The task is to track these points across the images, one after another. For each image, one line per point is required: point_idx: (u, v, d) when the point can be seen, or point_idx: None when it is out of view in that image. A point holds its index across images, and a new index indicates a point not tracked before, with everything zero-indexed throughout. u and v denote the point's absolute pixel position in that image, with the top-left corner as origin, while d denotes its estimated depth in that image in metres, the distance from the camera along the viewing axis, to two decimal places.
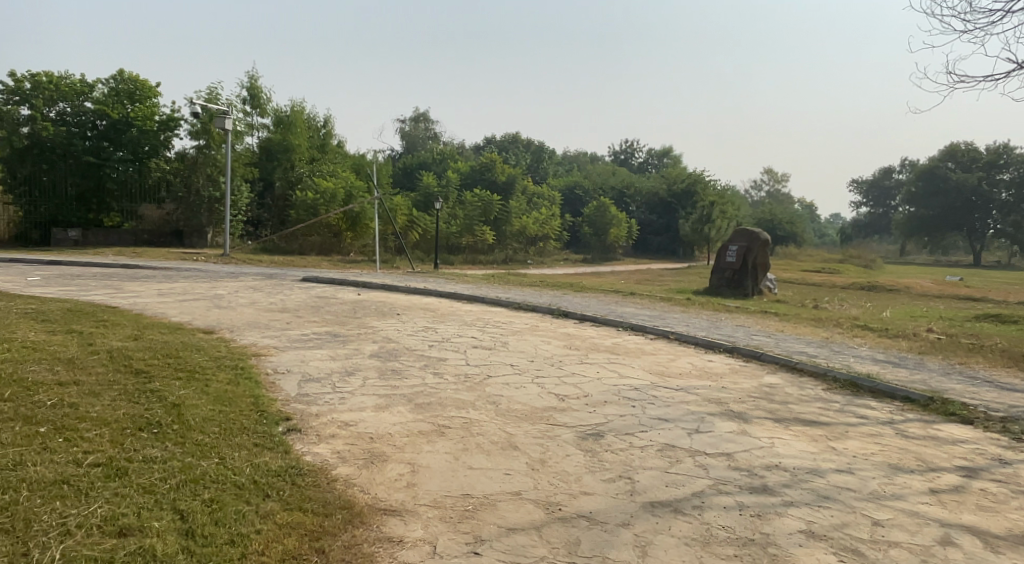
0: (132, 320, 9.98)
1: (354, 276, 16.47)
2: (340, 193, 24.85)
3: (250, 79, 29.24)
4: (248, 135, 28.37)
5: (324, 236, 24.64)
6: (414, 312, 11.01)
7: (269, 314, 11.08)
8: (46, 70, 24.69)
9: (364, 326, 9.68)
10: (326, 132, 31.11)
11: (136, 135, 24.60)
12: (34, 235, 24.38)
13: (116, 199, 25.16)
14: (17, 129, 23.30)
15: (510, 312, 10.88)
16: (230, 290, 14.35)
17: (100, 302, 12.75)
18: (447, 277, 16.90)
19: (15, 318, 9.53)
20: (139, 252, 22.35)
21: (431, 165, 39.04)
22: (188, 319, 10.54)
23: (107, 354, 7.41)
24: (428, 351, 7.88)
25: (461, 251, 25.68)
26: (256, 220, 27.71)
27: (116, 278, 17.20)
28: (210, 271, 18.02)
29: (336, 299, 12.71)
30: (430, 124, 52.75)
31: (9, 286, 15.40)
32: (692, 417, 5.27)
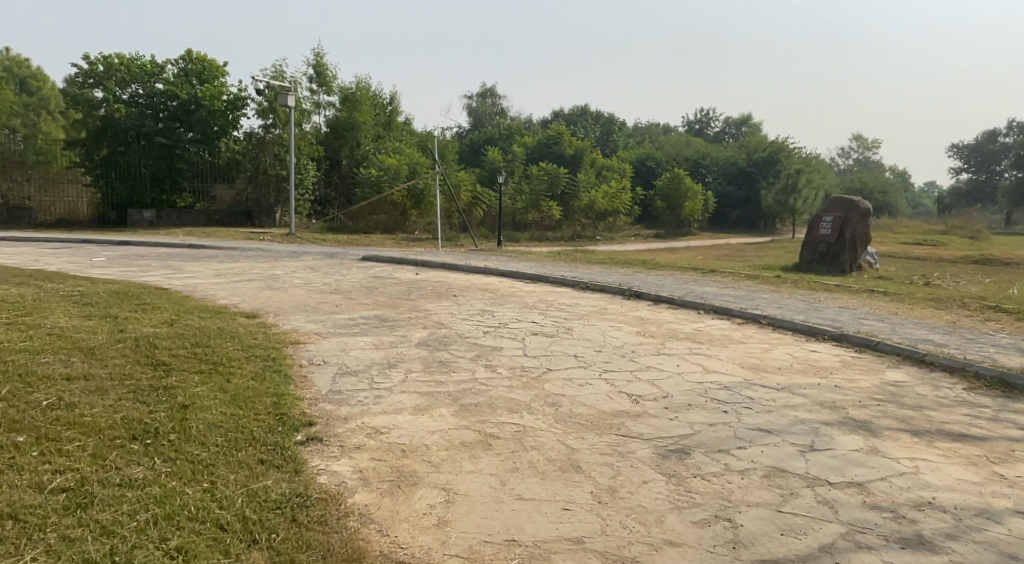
0: (175, 302, 9.42)
1: (415, 255, 15.70)
2: (404, 168, 24.17)
3: (315, 57, 28.77)
4: (315, 114, 27.90)
5: (389, 213, 24.04)
6: (472, 293, 10.12)
7: (320, 294, 10.35)
8: (119, 52, 24.96)
9: (415, 310, 8.82)
10: (393, 109, 30.49)
11: (206, 116, 24.23)
12: (112, 216, 24.51)
13: (189, 179, 24.94)
14: (92, 110, 23.84)
15: (576, 293, 9.86)
16: (286, 269, 13.78)
17: (153, 282, 12.30)
18: (512, 254, 15.95)
19: (57, 304, 9.08)
20: (207, 232, 22.21)
21: (498, 141, 38.02)
22: (233, 300, 9.93)
23: (133, 343, 6.78)
24: (483, 340, 6.96)
25: (527, 227, 24.77)
26: (323, 199, 27.66)
27: (178, 258, 16.90)
28: (273, 249, 17.58)
29: (393, 279, 11.93)
30: (498, 99, 51.58)
31: (73, 267, 15.24)
32: (803, 428, 4.19)
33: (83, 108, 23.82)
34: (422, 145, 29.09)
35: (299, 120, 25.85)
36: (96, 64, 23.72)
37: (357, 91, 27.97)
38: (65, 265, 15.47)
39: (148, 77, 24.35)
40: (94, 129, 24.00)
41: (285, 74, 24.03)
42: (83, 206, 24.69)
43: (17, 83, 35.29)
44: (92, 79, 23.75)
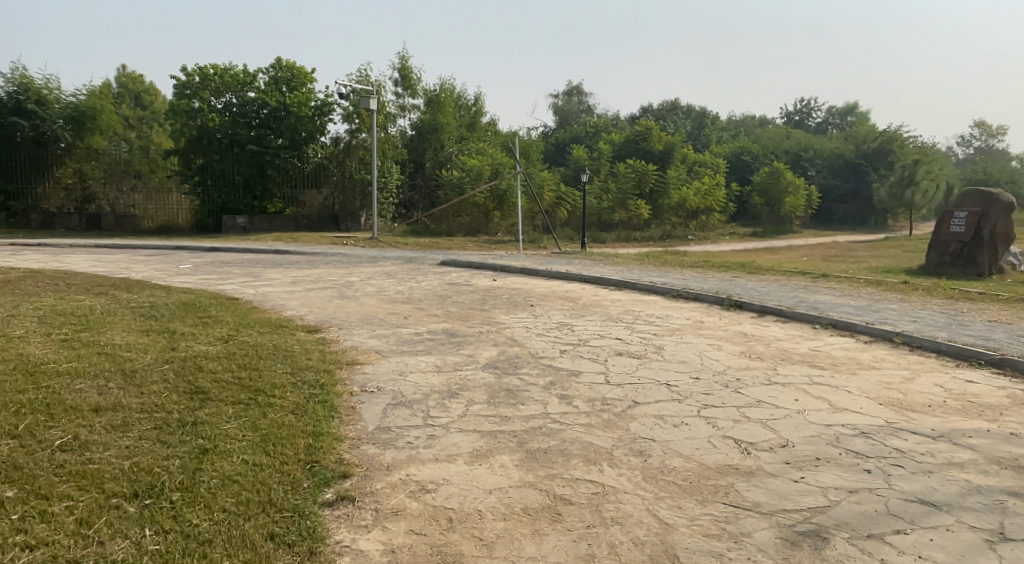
0: (240, 314, 8.90)
1: (495, 259, 14.92)
2: (487, 169, 23.56)
3: (400, 60, 28.52)
4: (399, 118, 27.64)
5: (472, 215, 23.47)
6: (552, 303, 9.21)
7: (390, 303, 9.66)
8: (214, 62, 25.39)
9: (487, 322, 7.99)
10: (477, 110, 30.01)
11: (293, 122, 24.33)
12: (209, 222, 24.96)
13: (279, 185, 25.01)
14: (190, 120, 24.52)
15: (668, 302, 8.81)
16: (361, 276, 13.25)
17: (226, 289, 11.93)
18: (598, 258, 14.93)
19: (120, 318, 8.67)
20: (293, 236, 22.17)
21: (584, 139, 37.01)
22: (299, 310, 9.37)
23: (179, 364, 6.19)
24: (560, 361, 6.07)
25: (613, 228, 23.77)
26: (407, 202, 26.98)
27: (262, 260, 16.66)
28: (353, 254, 17.21)
29: (468, 286, 11.16)
30: (584, 97, 50.45)
31: (158, 271, 15.24)
32: (981, 505, 3.13)
33: (182, 118, 24.49)
34: (506, 144, 28.37)
35: (385, 123, 25.59)
36: (192, 75, 24.18)
37: (441, 94, 27.54)
38: (152, 269, 15.50)
39: (241, 86, 24.65)
40: (191, 137, 24.53)
41: (369, 78, 23.82)
42: (183, 213, 25.29)
43: (129, 98, 36.90)
44: (189, 90, 24.24)
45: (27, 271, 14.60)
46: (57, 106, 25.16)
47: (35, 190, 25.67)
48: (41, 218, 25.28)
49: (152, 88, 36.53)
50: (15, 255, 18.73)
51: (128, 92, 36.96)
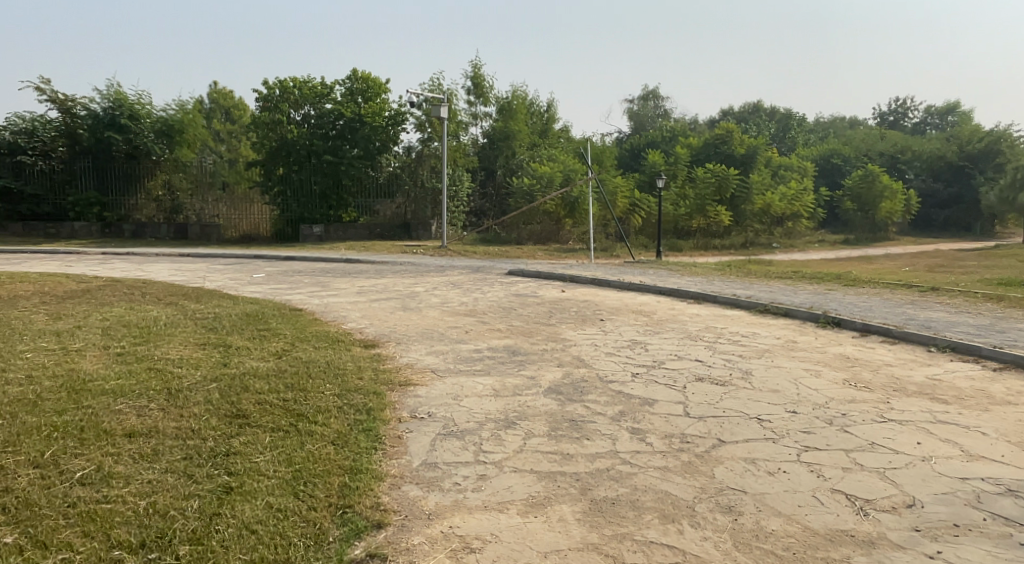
0: (300, 326, 8.52)
1: (565, 269, 14.35)
2: (558, 176, 23.03)
3: (473, 68, 28.30)
4: (471, 126, 27.42)
5: (543, 223, 23.04)
6: (624, 317, 8.58)
7: (452, 316, 9.21)
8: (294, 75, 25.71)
9: (554, 339, 7.43)
10: (549, 116, 29.53)
11: (368, 132, 24.42)
12: (287, 231, 25.24)
13: (354, 195, 25.05)
14: (271, 132, 24.89)
15: (753, 319, 8.07)
16: (427, 285, 12.90)
17: (292, 298, 11.73)
18: (675, 267, 14.15)
19: (178, 328, 8.46)
20: (365, 245, 22.12)
21: (660, 145, 36.07)
22: (360, 323, 9.01)
23: (225, 382, 5.79)
24: (632, 387, 5.47)
25: (691, 235, 22.82)
26: (478, 210, 26.67)
27: (333, 268, 16.54)
28: (421, 263, 16.94)
29: (535, 298, 10.63)
30: (661, 101, 49.35)
31: (232, 277, 15.30)
32: None
33: (263, 130, 24.91)
34: (578, 151, 27.73)
35: (457, 131, 25.34)
36: (272, 88, 24.57)
37: (513, 101, 27.18)
38: (226, 276, 15.58)
39: (319, 98, 24.89)
40: (271, 149, 24.93)
41: (441, 87, 23.64)
42: (265, 223, 25.77)
43: (219, 114, 38.19)
44: (270, 103, 24.62)
45: (106, 278, 14.86)
46: (148, 121, 26.41)
47: (128, 201, 26.68)
48: (132, 228, 26.22)
49: (239, 101, 37.74)
50: (101, 264, 19.28)
51: (217, 109, 38.19)
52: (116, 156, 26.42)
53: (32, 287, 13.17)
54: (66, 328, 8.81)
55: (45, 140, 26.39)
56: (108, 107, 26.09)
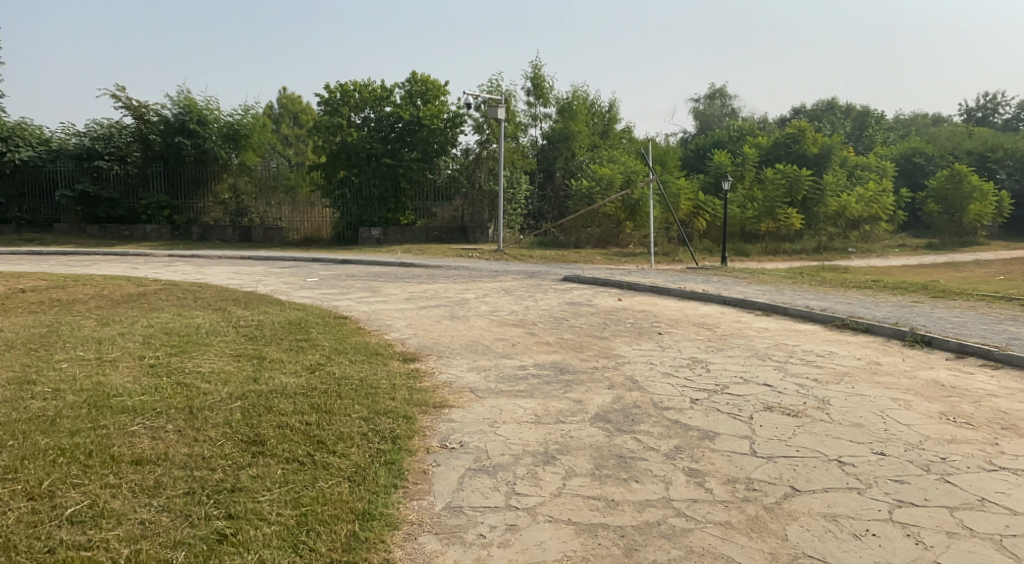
0: (341, 336, 8.10)
1: (624, 275, 13.75)
2: (618, 177, 22.33)
3: (533, 68, 27.78)
4: (531, 127, 26.92)
5: (602, 225, 22.46)
6: (684, 331, 7.98)
7: (501, 326, 8.76)
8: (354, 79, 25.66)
9: (606, 354, 6.91)
10: (612, 117, 28.78)
11: (426, 135, 24.19)
12: (347, 234, 25.22)
13: (411, 198, 24.83)
14: (331, 136, 24.88)
15: (828, 338, 7.40)
16: (478, 291, 12.52)
17: (341, 303, 11.48)
18: (742, 274, 13.38)
19: (218, 334, 8.20)
20: (421, 248, 21.87)
21: (727, 144, 34.91)
22: (403, 332, 8.62)
23: (249, 401, 5.39)
24: (690, 417, 4.92)
25: (760, 239, 21.73)
26: (536, 213, 26.21)
27: (388, 271, 16.29)
28: (476, 267, 16.58)
29: (590, 307, 10.09)
30: (728, 100, 47.89)
31: (287, 280, 15.22)
32: None
33: (323, 134, 24.92)
34: (640, 151, 26.90)
35: (515, 133, 24.83)
36: (333, 92, 24.61)
37: (574, 101, 26.54)
38: (281, 278, 15.52)
39: (378, 101, 24.79)
40: (331, 152, 24.93)
41: (499, 87, 23.23)
42: (326, 226, 25.64)
43: (288, 119, 38.77)
44: (331, 106, 24.61)
45: (164, 279, 14.97)
46: (215, 125, 26.82)
47: (195, 204, 27.25)
48: (199, 231, 26.74)
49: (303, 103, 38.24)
50: (164, 265, 19.58)
51: (284, 115, 38.77)
52: (185, 160, 27.01)
53: (91, 288, 13.29)
54: (110, 331, 8.60)
55: (122, 147, 27.52)
56: (178, 113, 26.55)
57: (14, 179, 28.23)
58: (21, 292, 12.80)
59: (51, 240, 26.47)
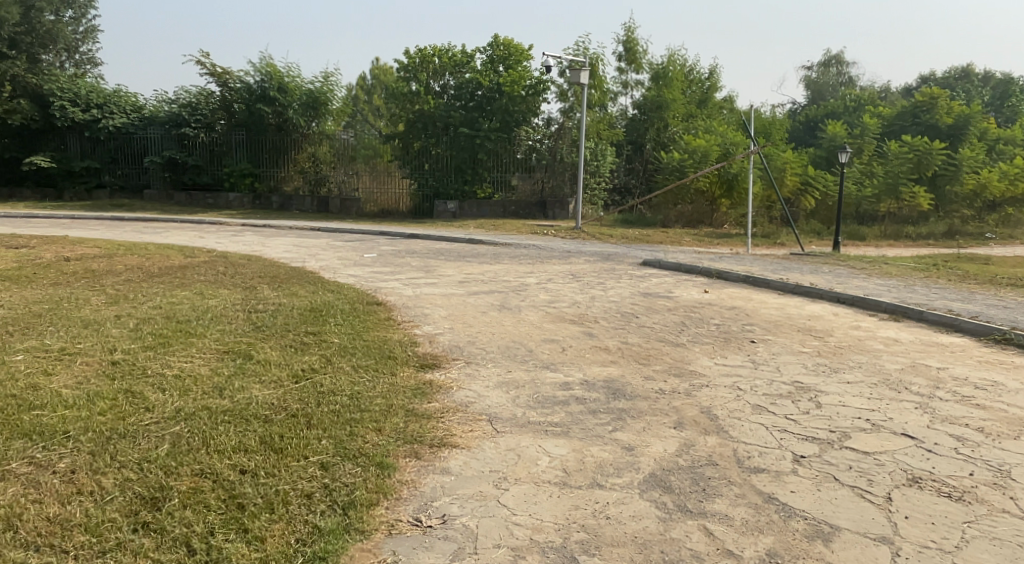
0: (359, 330, 6.72)
1: (715, 261, 12.01)
2: (714, 149, 20.22)
3: (625, 31, 25.68)
4: (621, 95, 24.98)
5: (695, 203, 20.66)
6: (784, 341, 6.30)
7: (555, 325, 7.29)
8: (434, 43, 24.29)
9: (678, 372, 5.37)
10: (711, 85, 26.47)
11: (506, 103, 22.51)
12: (424, 207, 24.08)
13: (489, 169, 23.31)
14: (408, 104, 23.70)
15: (985, 361, 5.59)
16: (542, 277, 11.12)
17: (387, 285, 10.27)
18: (858, 262, 11.38)
19: (217, 321, 7.00)
20: (496, 223, 20.58)
21: (841, 116, 31.88)
22: (438, 326, 7.29)
23: (190, 426, 4.07)
24: (792, 494, 3.31)
25: (878, 221, 19.45)
26: (622, 187, 24.45)
27: (454, 248, 15.00)
28: (549, 246, 15.11)
29: (668, 303, 8.49)
30: (845, 67, 44.15)
31: (345, 254, 14.18)
32: None
33: (401, 102, 23.75)
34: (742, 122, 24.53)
35: (603, 100, 22.92)
36: (412, 58, 23.40)
37: (669, 66, 24.35)
38: (339, 252, 14.53)
39: (458, 67, 23.38)
40: (408, 121, 23.75)
41: (585, 52, 21.46)
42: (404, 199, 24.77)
43: (378, 88, 38.13)
44: (409, 72, 23.44)
45: (219, 250, 14.20)
46: (296, 92, 26.05)
47: (277, 172, 26.65)
48: (280, 200, 26.17)
49: (390, 71, 37.28)
50: (233, 234, 18.98)
51: (372, 85, 38.03)
52: (267, 129, 26.45)
53: (137, 258, 12.59)
54: (111, 311, 7.52)
55: (208, 114, 27.32)
56: (260, 81, 26.02)
57: (107, 146, 28.59)
58: (65, 259, 12.21)
59: (138, 206, 26.62)
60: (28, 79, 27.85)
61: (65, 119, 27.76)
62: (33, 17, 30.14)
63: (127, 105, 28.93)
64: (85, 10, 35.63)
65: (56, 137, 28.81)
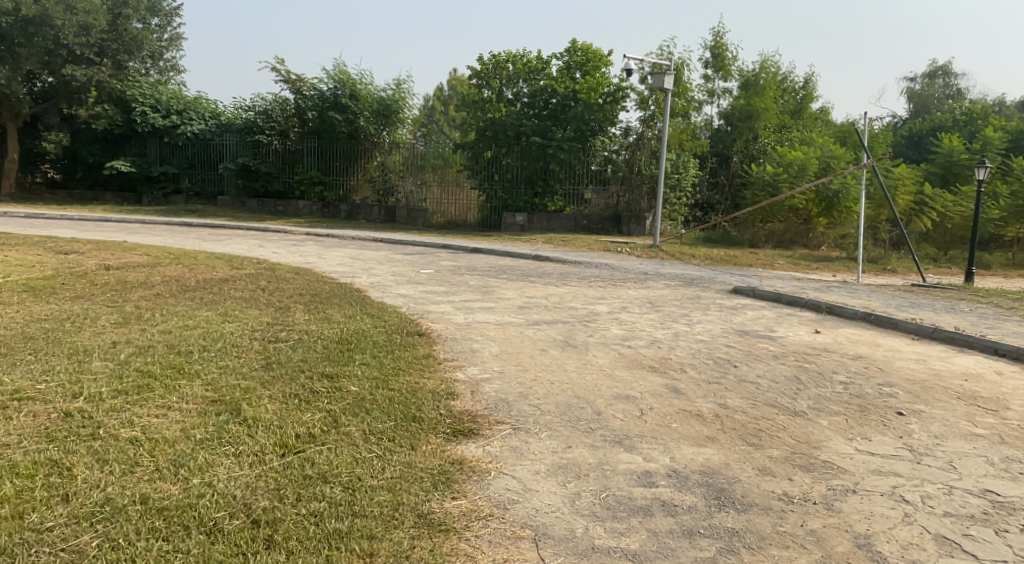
0: (388, 376, 5.40)
1: (821, 292, 10.36)
2: (813, 163, 18.33)
3: (714, 36, 23.92)
4: (707, 105, 23.20)
5: (787, 221, 18.81)
6: (944, 420, 4.78)
7: (633, 375, 5.89)
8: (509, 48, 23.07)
9: (805, 464, 3.93)
10: (805, 94, 24.59)
11: (582, 111, 21.07)
12: (493, 219, 22.88)
13: (561, 181, 21.88)
14: (480, 112, 22.51)
15: None
16: (616, 304, 9.70)
17: (441, 308, 9.05)
18: (996, 298, 9.59)
19: (226, 354, 5.82)
20: (567, 238, 19.25)
21: (951, 129, 29.30)
22: (487, 372, 5.95)
23: (105, 533, 2.88)
24: None
25: (1002, 246, 17.22)
26: (705, 203, 22.57)
27: (520, 266, 13.72)
28: (625, 266, 13.65)
29: (772, 348, 6.97)
30: (953, 79, 41.03)
31: (401, 270, 13.08)
32: None
33: (472, 109, 22.65)
34: (841, 135, 22.51)
35: (688, 110, 21.12)
36: (485, 63, 22.23)
37: (761, 74, 22.52)
38: (395, 267, 13.46)
39: (533, 74, 22.08)
40: (478, 130, 22.50)
41: (670, 56, 19.87)
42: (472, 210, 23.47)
43: (451, 99, 37.59)
44: (482, 78, 22.32)
45: (270, 261, 13.27)
46: (368, 100, 25.36)
47: (347, 181, 25.85)
48: (348, 209, 25.40)
49: (466, 79, 36.46)
50: (293, 244, 18.22)
51: (448, 96, 37.29)
52: (338, 136, 25.68)
53: (180, 268, 11.71)
54: (111, 334, 6.43)
55: (282, 121, 26.88)
56: (333, 88, 25.49)
57: (185, 152, 28.63)
58: (106, 267, 11.39)
59: (210, 212, 26.36)
60: (112, 85, 28.01)
61: (145, 125, 28.04)
62: (119, 23, 28.59)
63: (205, 111, 29.15)
64: (170, 16, 34.57)
65: (137, 142, 29.01)
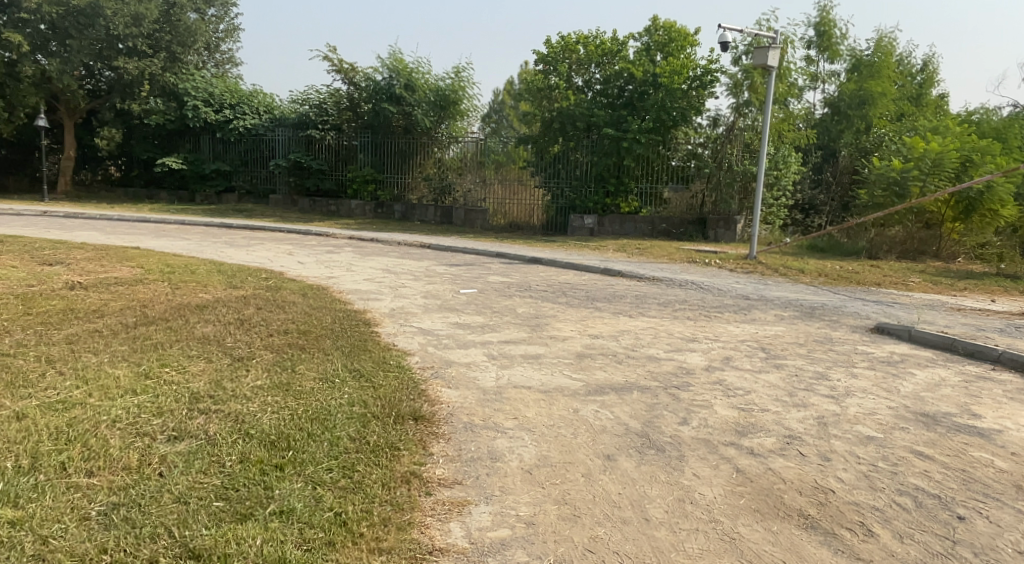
0: (306, 556, 2.91)
1: (1008, 335, 7.31)
2: (952, 155, 14.90)
3: (819, 12, 20.57)
4: (809, 90, 19.93)
5: (910, 227, 15.51)
6: None
7: (772, 541, 3.18)
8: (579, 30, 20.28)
9: None
10: (925, 79, 21.21)
11: (662, 97, 18.06)
12: (559, 221, 20.20)
13: (637, 178, 19.03)
14: (542, 102, 19.84)
15: None
16: (717, 351, 6.90)
17: (471, 358, 6.46)
18: None
19: (46, 481, 3.43)
20: (643, 245, 16.42)
21: None
22: (506, 524, 3.31)
23: None
24: None
25: None
26: (808, 203, 19.05)
27: (584, 284, 10.96)
28: (717, 287, 10.76)
29: (1003, 464, 4.11)
30: None
31: (437, 288, 10.56)
32: None
33: (536, 97, 19.92)
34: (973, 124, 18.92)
35: (789, 95, 17.87)
36: (553, 46, 19.54)
37: (878, 54, 19.36)
38: (431, 284, 10.98)
39: (607, 57, 19.29)
40: (544, 121, 19.73)
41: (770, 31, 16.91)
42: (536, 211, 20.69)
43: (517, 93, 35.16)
44: (548, 63, 19.59)
45: (284, 277, 10.96)
46: (425, 90, 23.11)
47: (402, 179, 23.43)
48: (402, 209, 22.96)
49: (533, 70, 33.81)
50: (329, 250, 15.98)
51: (515, 89, 34.68)
52: (393, 131, 23.47)
53: (168, 287, 9.50)
54: None
55: (335, 115, 24.74)
56: (386, 77, 23.24)
57: (238, 148, 26.88)
58: (76, 285, 9.26)
59: (258, 212, 24.55)
60: (165, 79, 26.45)
61: (198, 119, 26.32)
62: (173, 14, 26.53)
63: (259, 106, 27.38)
64: (229, 7, 32.96)
65: (190, 138, 27.47)
